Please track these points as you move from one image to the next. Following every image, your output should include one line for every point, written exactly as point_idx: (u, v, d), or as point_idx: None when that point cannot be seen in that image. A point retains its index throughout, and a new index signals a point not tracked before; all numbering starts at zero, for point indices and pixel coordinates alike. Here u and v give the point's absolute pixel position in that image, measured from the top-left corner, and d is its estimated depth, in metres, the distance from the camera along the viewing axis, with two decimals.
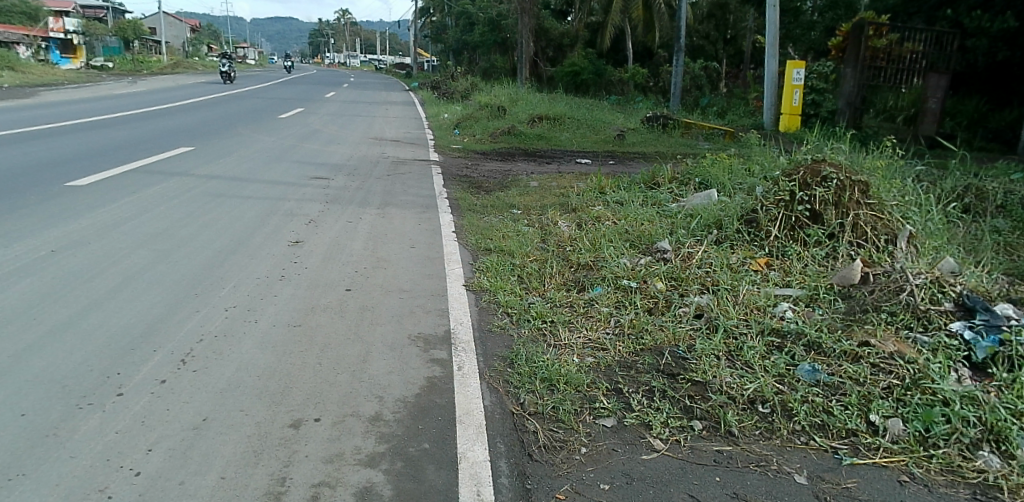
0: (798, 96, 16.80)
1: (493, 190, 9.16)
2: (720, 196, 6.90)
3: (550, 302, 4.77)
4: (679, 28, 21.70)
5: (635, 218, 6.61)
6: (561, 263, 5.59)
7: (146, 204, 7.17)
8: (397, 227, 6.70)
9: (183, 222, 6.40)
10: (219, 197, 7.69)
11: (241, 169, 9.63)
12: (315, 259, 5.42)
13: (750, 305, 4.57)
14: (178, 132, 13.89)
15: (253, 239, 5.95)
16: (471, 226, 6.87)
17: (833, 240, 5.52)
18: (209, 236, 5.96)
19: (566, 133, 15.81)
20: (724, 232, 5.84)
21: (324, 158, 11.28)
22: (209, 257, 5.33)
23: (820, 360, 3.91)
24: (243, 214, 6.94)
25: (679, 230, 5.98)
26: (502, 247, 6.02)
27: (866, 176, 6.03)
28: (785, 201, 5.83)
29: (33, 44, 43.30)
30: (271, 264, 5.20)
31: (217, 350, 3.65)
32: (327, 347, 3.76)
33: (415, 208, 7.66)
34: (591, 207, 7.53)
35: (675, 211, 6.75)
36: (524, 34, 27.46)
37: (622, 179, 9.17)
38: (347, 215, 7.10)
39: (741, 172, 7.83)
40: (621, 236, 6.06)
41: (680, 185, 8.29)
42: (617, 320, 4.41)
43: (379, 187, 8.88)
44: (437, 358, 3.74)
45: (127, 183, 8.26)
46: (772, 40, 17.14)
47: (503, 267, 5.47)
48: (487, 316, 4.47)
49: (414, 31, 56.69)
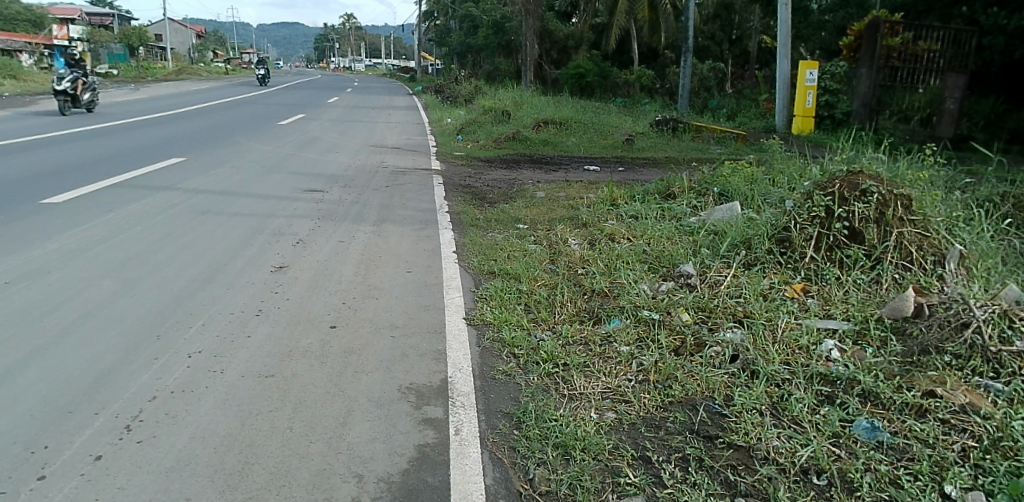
0: (812, 98, 16.18)
1: (497, 201, 8.61)
2: (745, 210, 6.34)
3: (562, 339, 4.21)
4: (687, 29, 21.10)
5: (653, 234, 6.04)
6: (573, 289, 5.04)
7: (125, 222, 6.66)
8: (391, 246, 6.16)
9: (160, 245, 5.88)
10: (203, 215, 7.15)
11: (232, 181, 9.12)
12: (299, 288, 4.86)
13: (791, 345, 4.02)
14: (170, 142, 13.35)
15: (233, 264, 5.42)
16: (473, 244, 6.32)
17: (877, 263, 4.96)
18: (186, 260, 5.44)
19: (573, 138, 15.25)
20: (753, 253, 5.26)
21: (320, 168, 10.74)
22: (181, 286, 4.81)
23: (879, 415, 3.36)
24: (226, 235, 6.39)
25: (703, 250, 5.39)
26: (507, 269, 5.47)
27: (908, 188, 5.44)
28: (821, 218, 5.24)
29: (37, 54, 43.01)
30: (251, 295, 4.68)
31: (170, 410, 3.14)
32: (302, 405, 3.23)
33: (413, 224, 7.12)
34: (603, 221, 6.96)
35: (696, 227, 6.19)
36: (528, 36, 26.97)
37: (637, 189, 8.60)
38: (340, 233, 6.56)
39: (767, 182, 7.25)
40: (638, 256, 5.48)
41: (697, 196, 7.73)
42: (640, 363, 3.83)
43: (374, 200, 8.33)
44: (431, 418, 3.19)
45: (106, 199, 7.72)
46: (785, 40, 16.57)
47: (508, 295, 4.91)
48: (490, 357, 3.90)
49: (418, 34, 56.03)
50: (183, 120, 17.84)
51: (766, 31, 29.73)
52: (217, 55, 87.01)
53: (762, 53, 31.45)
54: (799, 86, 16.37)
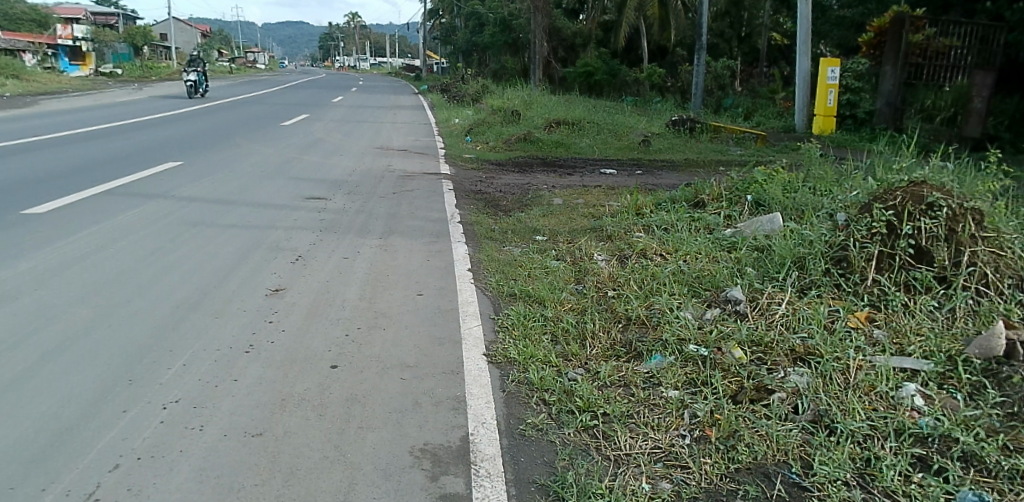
0: (834, 97, 15.56)
1: (512, 209, 8.07)
2: (787, 223, 5.81)
3: (598, 380, 3.66)
4: (700, 26, 20.46)
5: (690, 250, 5.50)
6: (604, 316, 4.51)
7: (112, 235, 6.12)
8: (400, 264, 5.62)
9: (146, 263, 5.33)
10: (196, 227, 6.60)
11: (231, 188, 8.58)
12: (296, 317, 4.30)
13: (867, 392, 3.46)
14: (169, 144, 12.80)
15: (226, 286, 4.86)
16: (489, 260, 5.78)
17: (948, 287, 4.41)
18: (174, 282, 4.90)
19: (587, 139, 14.68)
20: (807, 276, 4.69)
21: (324, 173, 10.19)
22: (165, 314, 4.26)
23: (986, 484, 2.79)
24: (220, 250, 5.83)
25: (749, 272, 4.84)
26: (529, 292, 4.92)
27: (978, 201, 4.88)
28: (882, 235, 4.67)
29: (40, 53, 42.49)
30: (243, 325, 4.13)
31: (135, 484, 2.60)
32: (294, 476, 2.67)
33: (423, 237, 6.58)
34: (630, 234, 6.41)
35: (736, 240, 5.66)
36: (537, 33, 26.41)
37: (662, 196, 8.06)
38: (345, 248, 6.03)
39: (808, 192, 6.69)
40: (677, 277, 4.93)
41: (729, 204, 7.18)
42: (694, 413, 3.27)
43: (381, 208, 7.78)
44: (451, 493, 2.64)
45: (94, 208, 7.17)
46: (806, 37, 15.95)
47: (533, 325, 4.37)
48: (517, 406, 3.34)
49: (423, 34, 55.35)
50: (184, 120, 17.34)
51: (777, 28, 29.07)
52: (222, 54, 86.63)
53: (772, 52, 30.86)
54: (820, 85, 15.74)
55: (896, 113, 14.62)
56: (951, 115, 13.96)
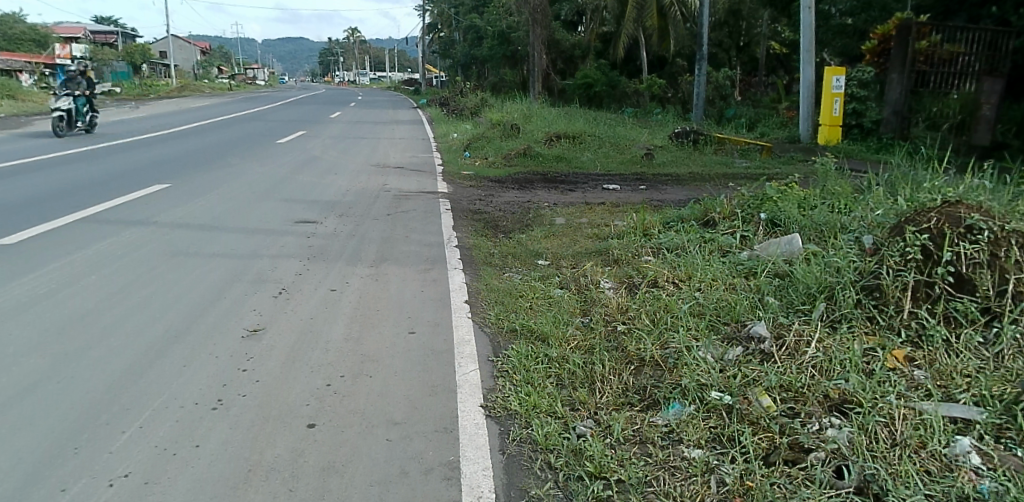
0: (839, 106, 15.17)
1: (512, 230, 7.68)
2: (808, 247, 5.42)
3: (610, 436, 3.27)
4: (701, 35, 20.14)
5: (705, 276, 5.12)
6: (615, 355, 4.12)
7: (85, 267, 5.73)
8: (393, 294, 5.22)
9: (118, 299, 4.95)
10: (178, 256, 6.23)
11: (218, 212, 8.23)
12: (276, 362, 3.90)
13: (916, 451, 3.07)
14: (158, 164, 12.45)
15: (199, 326, 4.45)
16: (488, 288, 5.39)
17: (992, 319, 4.00)
18: (142, 322, 4.50)
19: (588, 153, 14.32)
20: (836, 306, 4.29)
21: (316, 193, 9.80)
22: (128, 361, 3.86)
23: None
24: (198, 283, 5.42)
25: (772, 302, 4.45)
26: (531, 328, 4.52)
27: (1020, 221, 4.47)
28: (918, 261, 4.27)
29: (37, 73, 42.33)
30: (213, 373, 3.73)
31: None
32: None
33: (417, 263, 6.18)
34: (639, 257, 6.02)
35: (755, 265, 5.27)
36: (536, 46, 26.12)
37: (669, 215, 7.68)
38: (334, 277, 5.63)
39: (827, 210, 6.30)
40: (694, 308, 4.54)
41: (742, 222, 6.79)
42: (721, 481, 2.93)
43: (373, 232, 7.38)
44: None
45: (70, 237, 6.78)
46: (809, 46, 15.58)
47: (537, 368, 3.97)
48: (519, 473, 2.98)
49: (421, 47, 55.30)
50: (178, 138, 17.04)
51: (775, 37, 28.78)
52: (221, 71, 86.67)
53: (771, 60, 30.49)
54: (825, 94, 15.32)
55: (903, 121, 14.20)
56: (958, 122, 13.47)
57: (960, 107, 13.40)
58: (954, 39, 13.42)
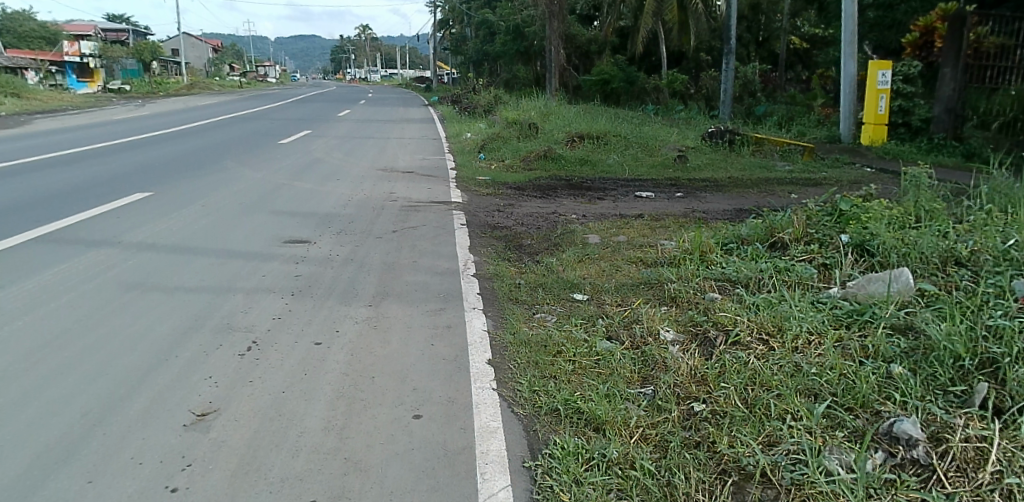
0: (885, 103, 13.85)
1: (539, 252, 6.51)
2: (925, 288, 4.23)
3: None
4: (728, 28, 18.80)
5: (802, 330, 3.90)
6: (703, 457, 2.94)
7: (13, 310, 4.58)
8: (394, 349, 4.06)
9: (32, 357, 3.83)
10: (130, 291, 5.06)
11: (195, 229, 7.09)
12: (223, 473, 2.80)
13: None
14: (147, 168, 11.38)
15: (131, 404, 3.31)
16: (516, 339, 4.21)
17: None
18: (55, 398, 3.36)
19: (614, 155, 13.10)
20: (1009, 387, 3.07)
21: (312, 205, 8.66)
22: (14, 475, 2.78)
23: None
24: (145, 330, 4.28)
25: (913, 379, 3.25)
26: (582, 408, 3.32)
27: None
28: None
29: (44, 71, 41.30)
30: (129, 497, 2.65)
31: None
32: None
33: (426, 301, 5.01)
34: (703, 295, 4.82)
35: (863, 313, 4.06)
36: (554, 41, 24.89)
37: (726, 232, 6.44)
38: (321, 324, 4.46)
39: (931, 235, 5.09)
40: (801, 386, 3.32)
41: (818, 245, 5.55)
42: None
43: (373, 256, 6.22)
44: None
45: (13, 262, 5.68)
46: (851, 37, 14.18)
47: (594, 477, 2.81)
48: None
49: (432, 44, 53.97)
50: (175, 139, 15.96)
51: (796, 31, 27.40)
52: (231, 69, 85.63)
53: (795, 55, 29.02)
54: (870, 90, 14.00)
55: (958, 121, 12.84)
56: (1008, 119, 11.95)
57: (1010, 105, 11.80)
58: (1009, 30, 11.87)
